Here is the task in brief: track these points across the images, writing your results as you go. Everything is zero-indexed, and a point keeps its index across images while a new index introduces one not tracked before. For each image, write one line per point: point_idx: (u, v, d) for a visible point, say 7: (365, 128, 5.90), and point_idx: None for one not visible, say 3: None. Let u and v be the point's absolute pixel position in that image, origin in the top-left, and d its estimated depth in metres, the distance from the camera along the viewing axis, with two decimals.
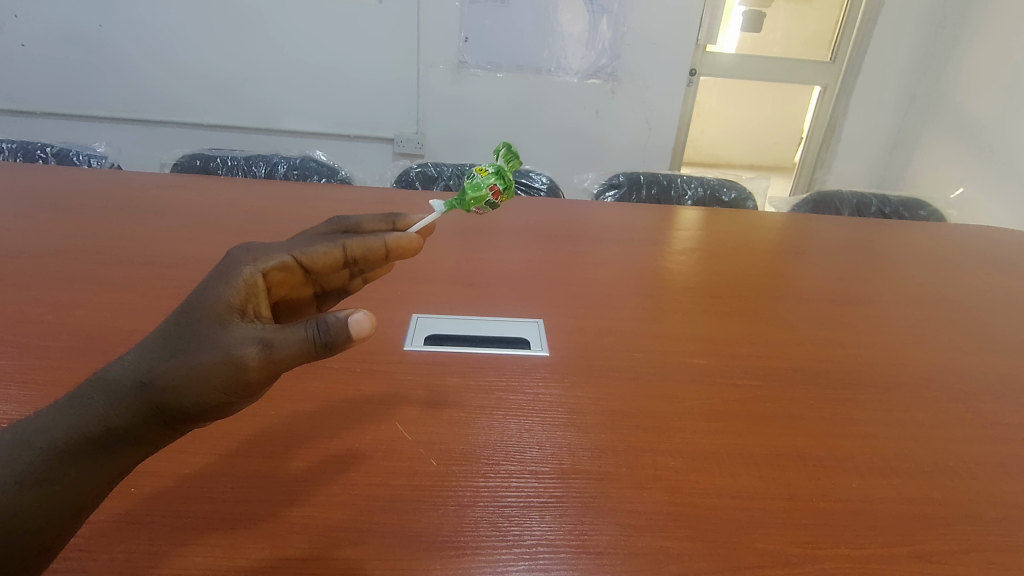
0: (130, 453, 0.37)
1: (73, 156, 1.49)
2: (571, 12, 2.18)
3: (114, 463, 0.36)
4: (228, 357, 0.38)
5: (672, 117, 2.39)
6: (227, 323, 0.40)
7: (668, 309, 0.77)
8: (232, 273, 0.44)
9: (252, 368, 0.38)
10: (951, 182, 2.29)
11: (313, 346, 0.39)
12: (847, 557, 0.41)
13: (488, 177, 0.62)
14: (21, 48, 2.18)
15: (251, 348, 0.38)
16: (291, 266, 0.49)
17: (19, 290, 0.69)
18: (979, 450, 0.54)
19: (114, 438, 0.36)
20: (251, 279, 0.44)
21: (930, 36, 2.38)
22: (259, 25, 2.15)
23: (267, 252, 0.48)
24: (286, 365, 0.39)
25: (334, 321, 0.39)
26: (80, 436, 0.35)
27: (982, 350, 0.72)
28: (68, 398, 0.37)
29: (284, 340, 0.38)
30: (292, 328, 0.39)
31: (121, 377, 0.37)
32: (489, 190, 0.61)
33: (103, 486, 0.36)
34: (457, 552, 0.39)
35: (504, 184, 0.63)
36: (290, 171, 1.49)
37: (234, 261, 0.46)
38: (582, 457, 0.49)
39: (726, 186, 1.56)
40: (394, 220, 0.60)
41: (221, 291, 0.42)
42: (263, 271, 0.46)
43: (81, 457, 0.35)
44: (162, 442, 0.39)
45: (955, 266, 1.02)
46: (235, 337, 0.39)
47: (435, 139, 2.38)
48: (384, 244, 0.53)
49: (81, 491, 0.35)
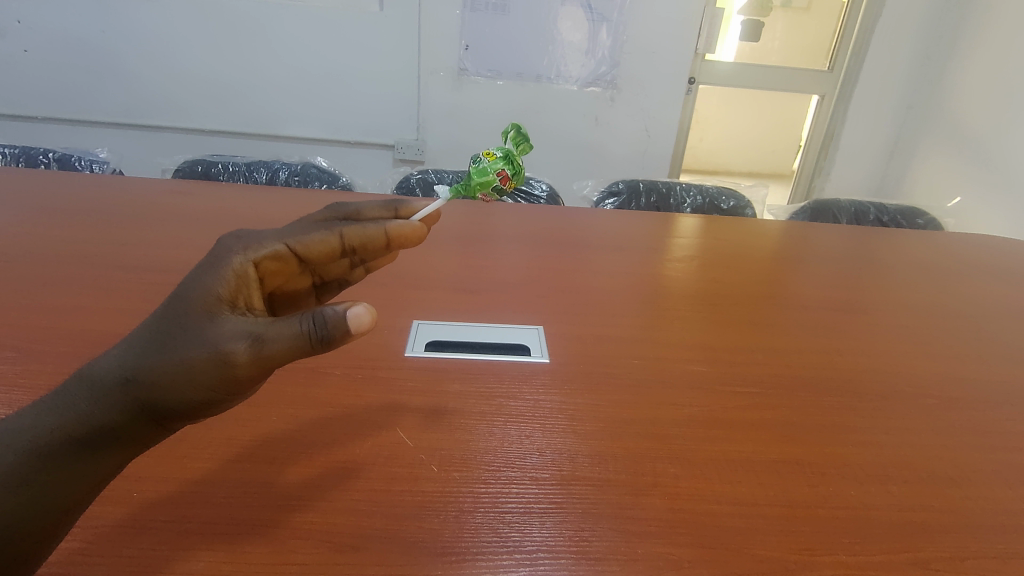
0: (118, 452, 0.38)
1: (76, 161, 1.50)
2: (571, 21, 2.20)
3: (101, 463, 0.37)
4: (217, 352, 0.38)
5: (670, 124, 2.41)
6: (216, 316, 0.40)
7: (667, 316, 0.78)
8: (221, 263, 0.44)
9: (242, 365, 0.38)
10: (948, 189, 2.30)
11: (307, 340, 0.39)
12: (846, 564, 0.41)
13: (496, 162, 0.66)
14: (23, 54, 2.19)
15: (240, 344, 0.38)
16: (284, 255, 0.49)
17: (22, 295, 0.70)
18: (976, 458, 0.54)
19: (100, 436, 0.37)
20: (241, 270, 0.44)
21: (927, 45, 2.40)
22: (260, 32, 2.17)
23: (258, 241, 0.48)
24: (278, 360, 0.39)
25: (331, 315, 0.40)
26: (66, 435, 0.36)
27: (979, 357, 0.73)
28: (54, 398, 0.37)
29: (275, 336, 0.38)
30: (285, 322, 0.39)
31: (106, 375, 0.38)
32: (496, 175, 0.65)
33: (92, 485, 0.37)
34: (458, 557, 0.40)
35: (512, 169, 0.67)
36: (292, 177, 1.50)
37: (225, 251, 0.45)
38: (582, 464, 0.49)
39: (725, 194, 1.58)
40: (396, 207, 0.62)
41: (210, 283, 0.42)
42: (255, 260, 0.46)
43: (66, 457, 0.35)
44: (150, 439, 0.39)
45: (953, 274, 1.03)
46: (225, 332, 0.39)
47: (435, 146, 2.39)
48: (385, 233, 0.54)
49: (67, 491, 0.35)
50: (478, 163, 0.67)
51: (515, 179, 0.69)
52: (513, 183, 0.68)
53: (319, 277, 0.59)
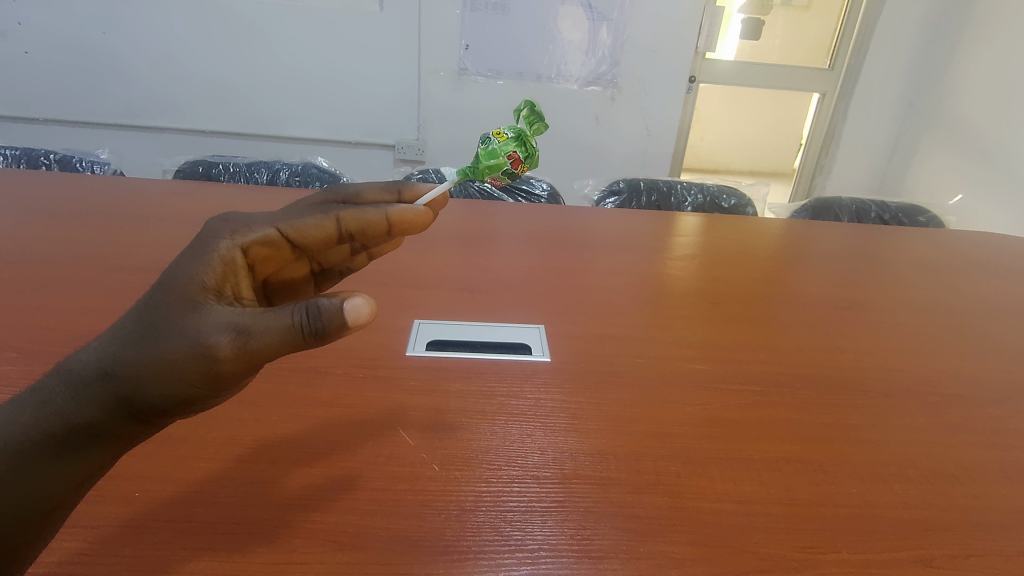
0: (100, 449, 0.37)
1: (77, 162, 1.50)
2: (571, 20, 2.19)
3: (84, 460, 0.37)
4: (200, 345, 0.37)
5: (671, 124, 2.41)
6: (202, 307, 0.40)
7: (667, 314, 0.78)
8: (208, 249, 0.44)
9: (226, 358, 0.37)
10: (951, 187, 2.30)
11: (299, 333, 0.38)
12: (847, 561, 0.41)
13: (507, 143, 0.66)
14: (24, 56, 2.19)
15: (224, 337, 0.37)
16: (274, 240, 0.49)
17: (22, 296, 0.70)
18: (978, 456, 0.54)
19: (80, 433, 0.36)
20: (228, 256, 0.45)
21: (929, 41, 2.39)
22: (260, 34, 2.17)
23: (249, 226, 0.48)
24: (265, 353, 0.38)
25: (326, 306, 0.39)
26: (44, 433, 0.35)
27: (980, 355, 0.73)
28: (34, 392, 0.37)
29: (263, 329, 0.38)
30: (274, 314, 0.38)
31: (87, 369, 0.37)
32: (506, 157, 0.65)
33: (77, 481, 0.37)
34: (460, 556, 0.40)
35: (524, 152, 0.66)
36: (292, 177, 1.50)
37: (212, 236, 0.46)
38: (583, 462, 0.49)
39: (726, 193, 1.57)
40: (399, 189, 0.60)
41: (197, 272, 0.42)
42: (243, 246, 0.46)
43: (44, 455, 0.35)
44: (135, 436, 0.39)
45: (955, 272, 1.02)
46: (209, 324, 0.38)
47: (435, 145, 2.39)
48: (385, 217, 0.54)
49: (49, 488, 0.35)
50: (488, 144, 0.67)
51: (528, 163, 0.68)
52: (525, 166, 0.68)
53: (318, 264, 0.59)
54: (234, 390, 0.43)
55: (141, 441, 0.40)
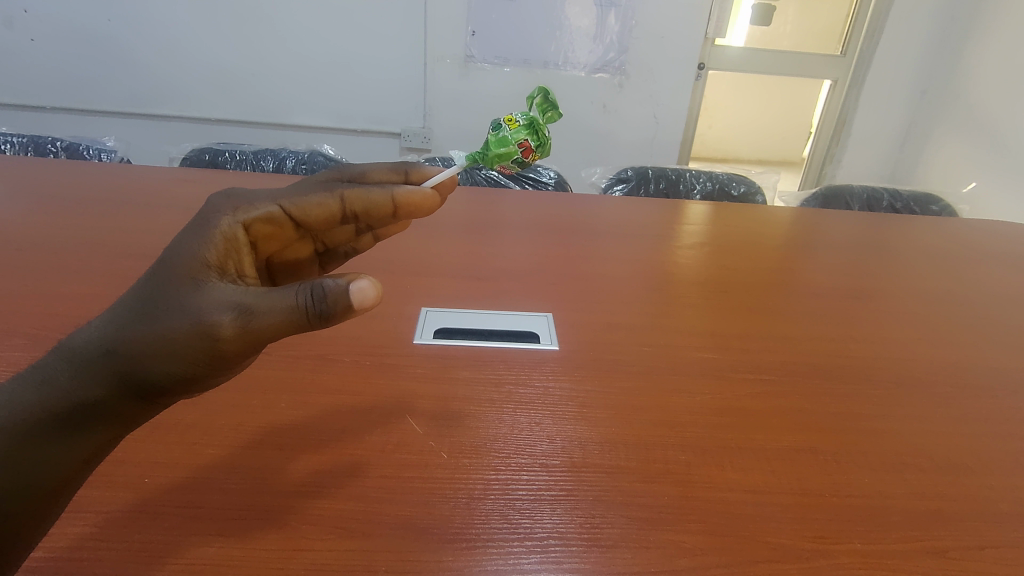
0: (103, 429, 0.37)
1: (84, 150, 1.50)
2: (579, 6, 2.15)
3: (86, 441, 0.37)
4: (201, 323, 0.37)
5: (681, 111, 2.39)
6: (203, 284, 0.39)
7: (674, 303, 0.77)
8: (209, 226, 0.44)
9: (227, 338, 0.37)
10: (963, 177, 2.27)
11: (304, 314, 0.38)
12: (861, 553, 0.41)
13: (518, 131, 0.65)
14: (31, 43, 2.19)
15: (226, 316, 0.37)
16: (277, 218, 0.49)
17: (30, 283, 0.70)
18: (992, 448, 0.53)
19: (82, 411, 0.36)
20: (230, 233, 0.44)
21: (944, 27, 2.34)
22: (265, 20, 2.15)
23: (251, 202, 0.48)
24: (266, 335, 0.38)
25: (332, 287, 0.38)
26: (45, 410, 0.35)
27: (991, 346, 0.71)
28: (37, 369, 0.37)
29: (267, 308, 0.37)
30: (278, 294, 0.38)
31: (87, 345, 0.37)
32: (517, 146, 0.64)
33: (80, 462, 0.37)
34: (468, 544, 0.39)
35: (536, 140, 0.66)
36: (298, 165, 1.49)
37: (214, 212, 0.46)
38: (592, 450, 0.49)
39: (735, 180, 1.55)
40: (406, 170, 0.59)
41: (198, 250, 0.41)
42: (245, 222, 0.46)
43: (46, 433, 0.35)
44: (138, 417, 0.39)
45: (969, 262, 1.00)
46: (212, 302, 0.38)
47: (442, 132, 2.38)
48: (391, 198, 0.53)
49: (52, 470, 0.35)
50: (499, 131, 0.65)
51: (540, 151, 0.67)
52: (536, 155, 0.67)
53: (323, 245, 0.59)
54: (236, 370, 0.43)
55: (142, 422, 0.40)
